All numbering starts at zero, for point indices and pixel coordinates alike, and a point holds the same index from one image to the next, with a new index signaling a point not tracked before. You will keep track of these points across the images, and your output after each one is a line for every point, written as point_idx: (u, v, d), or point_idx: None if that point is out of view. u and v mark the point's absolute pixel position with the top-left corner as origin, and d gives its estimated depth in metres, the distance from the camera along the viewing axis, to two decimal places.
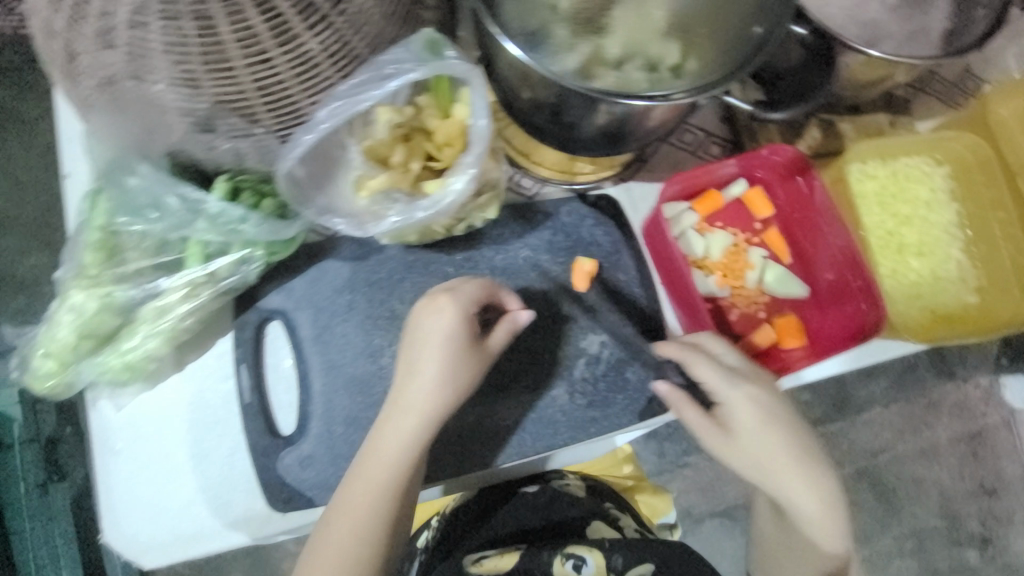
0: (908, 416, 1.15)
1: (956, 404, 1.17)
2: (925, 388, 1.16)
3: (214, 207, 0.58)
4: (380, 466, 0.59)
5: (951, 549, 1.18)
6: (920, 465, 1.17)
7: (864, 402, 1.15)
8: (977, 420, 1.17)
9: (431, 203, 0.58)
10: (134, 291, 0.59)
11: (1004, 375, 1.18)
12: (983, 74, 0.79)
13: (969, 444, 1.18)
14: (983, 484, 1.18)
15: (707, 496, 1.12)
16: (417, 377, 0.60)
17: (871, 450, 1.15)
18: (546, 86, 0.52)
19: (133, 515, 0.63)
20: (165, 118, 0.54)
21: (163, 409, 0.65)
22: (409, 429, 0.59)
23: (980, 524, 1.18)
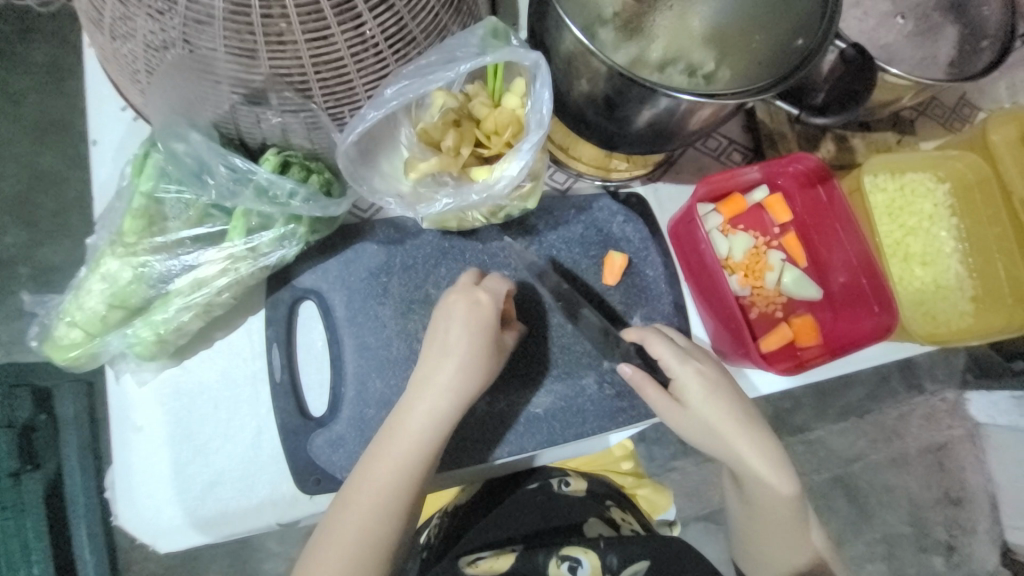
0: (879, 424, 1.19)
1: (923, 416, 1.20)
2: (896, 401, 1.20)
3: (265, 178, 0.57)
4: (395, 460, 0.56)
5: (919, 556, 1.21)
6: (892, 473, 1.20)
7: (841, 410, 1.19)
8: (943, 432, 1.21)
9: (484, 186, 0.59)
10: (172, 262, 0.59)
11: (969, 390, 1.21)
12: (977, 103, 0.86)
13: (936, 454, 1.21)
14: (949, 493, 1.21)
15: (693, 500, 1.14)
16: (448, 365, 0.59)
17: (847, 457, 1.18)
18: (607, 78, 0.54)
19: (155, 494, 0.62)
20: (218, 87, 0.53)
21: (190, 386, 0.63)
22: (428, 421, 0.58)
23: (946, 532, 1.21)
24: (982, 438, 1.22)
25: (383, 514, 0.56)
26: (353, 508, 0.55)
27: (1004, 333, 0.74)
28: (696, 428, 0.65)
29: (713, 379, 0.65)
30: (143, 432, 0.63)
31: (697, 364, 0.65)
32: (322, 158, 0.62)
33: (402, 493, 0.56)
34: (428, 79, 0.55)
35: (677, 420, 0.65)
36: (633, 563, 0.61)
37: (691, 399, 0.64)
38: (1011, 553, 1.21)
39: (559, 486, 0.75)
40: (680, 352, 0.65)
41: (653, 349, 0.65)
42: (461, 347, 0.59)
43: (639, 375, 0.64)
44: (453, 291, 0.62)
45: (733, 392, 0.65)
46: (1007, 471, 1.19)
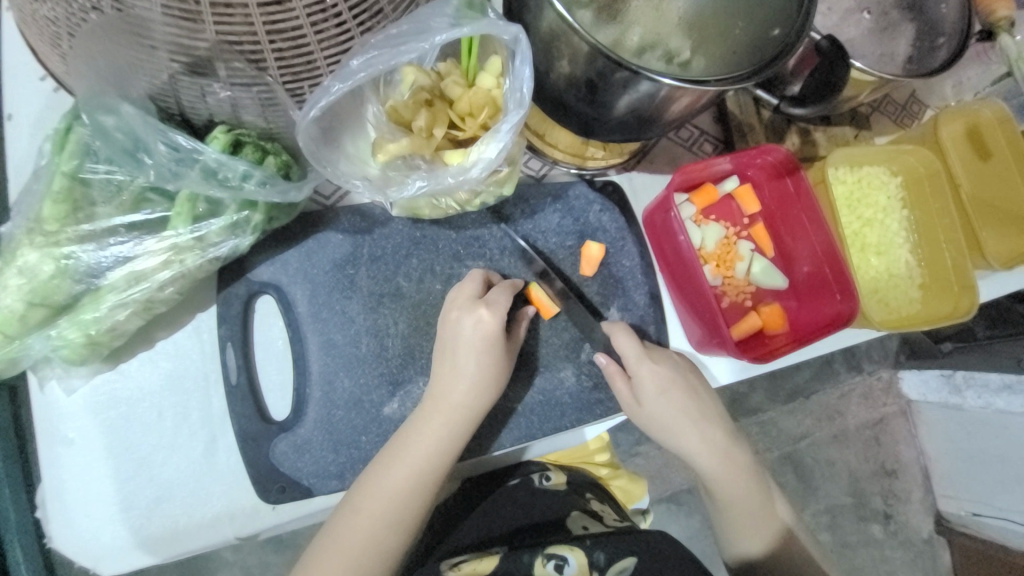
0: (823, 404, 1.23)
1: (862, 394, 1.25)
2: (838, 381, 1.24)
3: (213, 159, 0.51)
4: (384, 499, 0.55)
5: (858, 525, 1.27)
6: (834, 449, 1.25)
7: (791, 390, 1.22)
8: (879, 408, 1.26)
9: (459, 169, 0.55)
10: (102, 253, 0.52)
11: (902, 370, 1.26)
12: (925, 101, 0.91)
13: (873, 430, 1.26)
14: (885, 465, 1.27)
15: (654, 482, 1.15)
16: (464, 376, 0.59)
17: (794, 435, 1.22)
18: (589, 59, 0.52)
19: (94, 511, 0.56)
20: (155, 54, 0.47)
21: (131, 391, 0.57)
22: (421, 461, 0.56)
23: (883, 501, 1.27)
24: (914, 414, 1.27)
25: (370, 551, 0.55)
26: (340, 543, 0.55)
27: (946, 320, 0.79)
28: (657, 424, 0.67)
29: (669, 378, 0.66)
30: (80, 444, 0.56)
31: (654, 364, 0.65)
32: (278, 138, 0.57)
33: (392, 531, 0.56)
34: (399, 51, 0.50)
35: (640, 416, 0.67)
36: (619, 561, 0.62)
37: (646, 398, 0.65)
38: (942, 521, 1.29)
39: (540, 481, 0.74)
40: (646, 351, 0.66)
41: (616, 342, 0.65)
42: (461, 389, 0.58)
43: (612, 368, 0.66)
44: (459, 306, 0.60)
45: (689, 389, 0.67)
46: (938, 444, 1.24)
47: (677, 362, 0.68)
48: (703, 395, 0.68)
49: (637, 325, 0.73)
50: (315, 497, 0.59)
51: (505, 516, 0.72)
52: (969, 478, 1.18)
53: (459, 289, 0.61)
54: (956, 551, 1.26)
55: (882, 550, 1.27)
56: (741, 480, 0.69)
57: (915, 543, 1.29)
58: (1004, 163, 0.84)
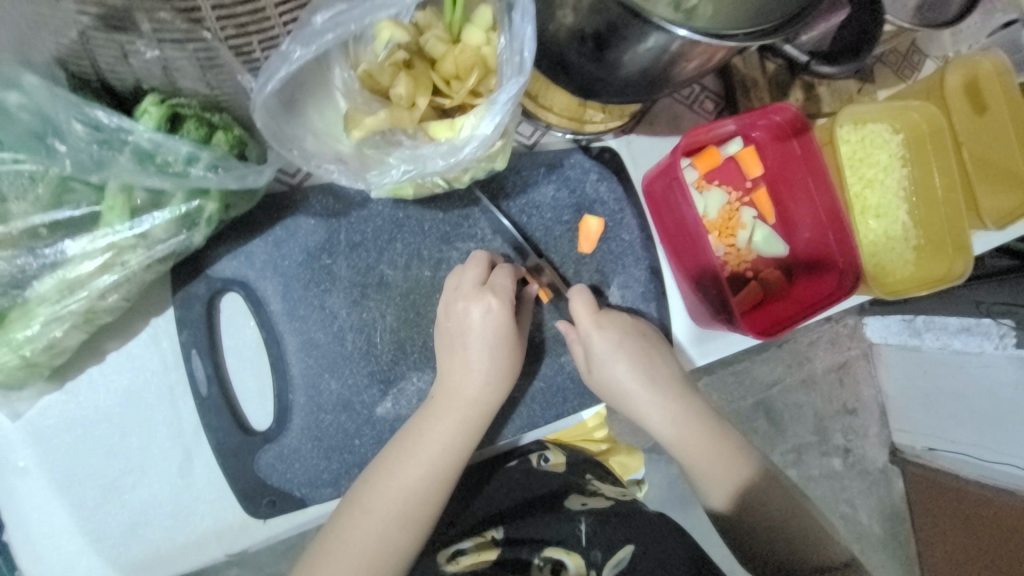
0: (794, 351, 1.23)
1: (830, 340, 1.25)
2: (809, 329, 1.23)
3: (146, 139, 0.43)
4: (396, 499, 0.51)
5: (821, 459, 1.31)
6: (803, 393, 1.26)
7: (768, 341, 1.20)
8: (844, 352, 1.27)
9: (449, 148, 0.47)
10: (22, 260, 0.43)
11: (866, 316, 1.26)
12: (926, 50, 0.86)
13: (838, 373, 1.27)
14: (846, 405, 1.30)
15: (638, 436, 1.14)
16: (472, 370, 0.54)
17: (767, 383, 1.23)
18: (598, 10, 0.45)
19: (60, 543, 0.50)
20: (61, 5, 0.37)
21: (86, 411, 0.50)
22: (435, 458, 0.53)
23: (844, 438, 1.31)
24: (875, 356, 1.29)
25: (381, 555, 0.50)
26: (347, 546, 0.50)
27: (939, 283, 0.78)
28: (607, 389, 0.63)
29: (616, 341, 0.61)
30: (37, 473, 0.50)
31: (600, 326, 0.61)
32: (225, 109, 0.48)
33: (402, 534, 0.51)
34: (376, 6, 0.44)
35: (596, 381, 0.63)
36: (614, 553, 0.63)
37: (596, 361, 0.61)
38: (897, 452, 1.34)
39: (538, 462, 0.73)
40: (596, 314, 0.62)
41: (570, 306, 0.62)
42: (477, 379, 0.54)
43: (570, 335, 0.63)
44: (462, 295, 0.55)
45: (633, 351, 0.62)
46: (895, 383, 1.27)
47: (627, 323, 0.63)
48: (652, 355, 0.63)
49: (638, 303, 0.69)
50: (310, 507, 0.54)
51: (503, 499, 0.70)
52: (925, 413, 1.21)
53: (459, 276, 0.56)
54: (908, 478, 1.33)
55: (841, 481, 1.33)
56: (694, 426, 0.62)
57: (871, 472, 1.34)
58: (1000, 119, 0.82)
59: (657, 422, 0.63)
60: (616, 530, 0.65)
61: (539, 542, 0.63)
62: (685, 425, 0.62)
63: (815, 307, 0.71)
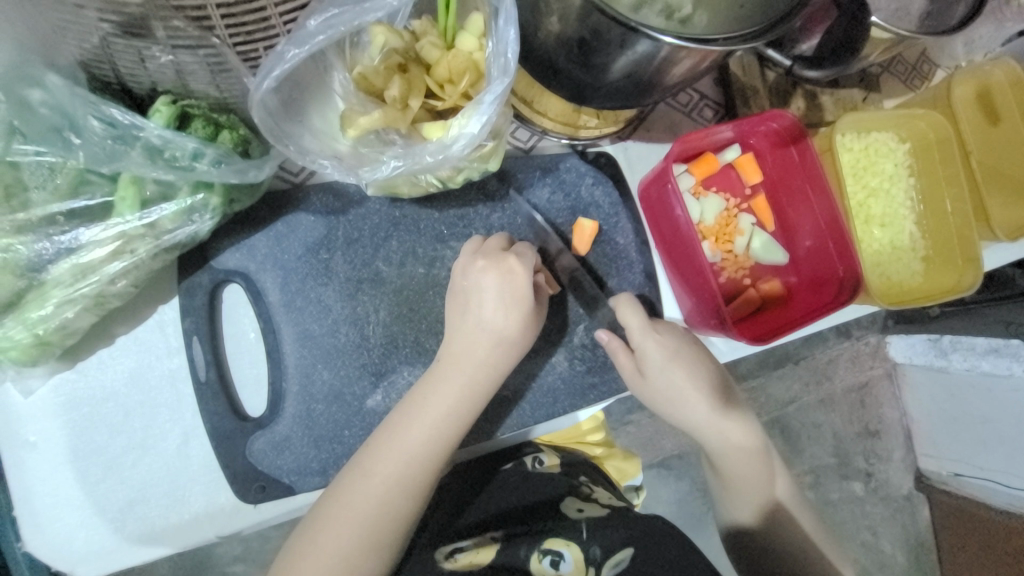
0: (812, 368, 1.20)
1: (850, 358, 1.22)
2: (827, 346, 1.19)
3: (156, 135, 0.46)
4: (400, 459, 0.53)
5: (841, 483, 1.26)
6: (821, 413, 1.23)
7: (783, 357, 1.18)
8: (866, 372, 1.23)
9: (439, 146, 0.49)
10: (40, 245, 0.46)
11: (889, 334, 1.22)
12: (937, 60, 0.85)
13: (859, 393, 1.23)
14: (868, 427, 1.25)
15: (647, 449, 1.12)
16: (484, 333, 0.56)
17: (783, 400, 1.20)
18: (581, 16, 0.46)
19: (65, 517, 0.53)
20: (83, 13, 0.40)
21: (94, 391, 0.53)
22: (438, 423, 0.54)
23: (866, 461, 1.26)
24: (899, 376, 1.24)
25: (381, 517, 0.52)
26: (347, 509, 0.51)
27: (947, 295, 0.76)
28: (660, 395, 0.65)
29: (672, 348, 0.64)
30: (45, 448, 0.53)
31: (658, 335, 0.63)
32: (233, 110, 0.51)
33: (402, 496, 0.53)
34: (365, 7, 0.45)
35: (645, 389, 0.65)
36: (615, 553, 0.64)
37: (651, 368, 0.63)
38: (923, 478, 1.28)
39: (533, 465, 0.73)
40: (650, 322, 0.64)
41: (620, 315, 0.63)
42: (480, 352, 0.56)
43: (614, 344, 0.63)
44: (483, 261, 0.57)
45: (692, 362, 0.65)
46: (921, 405, 1.22)
47: (684, 334, 0.65)
48: (703, 365, 0.65)
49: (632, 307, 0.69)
50: (297, 495, 0.56)
51: (499, 499, 0.71)
52: (952, 438, 1.17)
53: (482, 243, 0.59)
54: (935, 506, 1.27)
55: (863, 507, 1.27)
56: (739, 443, 0.67)
57: (895, 499, 1.29)
58: (1012, 129, 0.80)
59: (706, 430, 0.67)
60: (612, 531, 0.65)
61: (538, 536, 0.64)
62: (735, 447, 0.67)
63: (814, 316, 0.70)
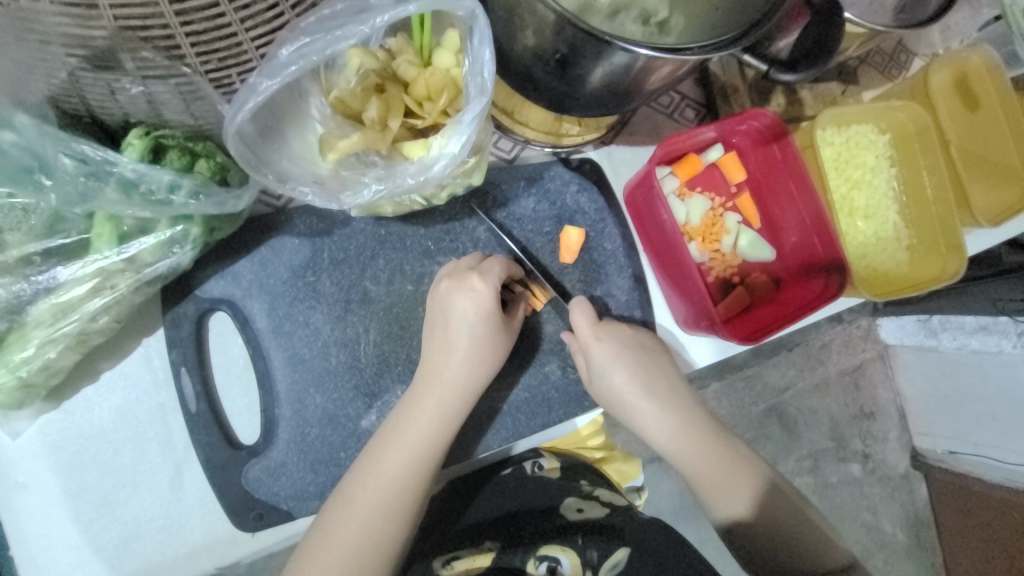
0: (805, 354, 1.21)
1: (842, 343, 1.23)
2: (819, 332, 1.21)
3: (130, 170, 0.45)
4: (381, 485, 0.53)
5: (839, 466, 1.28)
6: (816, 398, 1.24)
7: (776, 345, 1.19)
8: (858, 355, 1.24)
9: (419, 167, 0.49)
10: (19, 285, 0.46)
11: (879, 316, 1.23)
12: (914, 49, 0.85)
13: (852, 376, 1.25)
14: (864, 408, 1.27)
15: (646, 443, 1.13)
16: (451, 357, 0.56)
17: (778, 387, 1.21)
18: (555, 30, 0.46)
19: (61, 556, 0.52)
20: (48, 49, 0.39)
21: (84, 428, 0.52)
22: (419, 446, 0.54)
23: (862, 443, 1.28)
24: (891, 357, 1.26)
25: (371, 543, 0.52)
26: (336, 537, 0.52)
27: (933, 283, 0.76)
28: (612, 397, 0.64)
29: (615, 353, 0.62)
30: (35, 488, 0.52)
31: (599, 339, 0.62)
32: (209, 137, 0.50)
33: (390, 521, 0.53)
34: (338, 35, 0.45)
35: (599, 392, 0.65)
36: (613, 555, 0.64)
37: (597, 374, 0.63)
38: (918, 456, 1.30)
39: (532, 469, 0.73)
40: (595, 326, 0.63)
41: (571, 318, 0.63)
42: (456, 373, 0.56)
43: (574, 346, 0.64)
44: (451, 280, 0.57)
45: (637, 364, 0.63)
46: (912, 386, 1.24)
47: (629, 337, 0.64)
48: (653, 364, 0.64)
49: (623, 311, 0.69)
50: (296, 520, 0.56)
51: (498, 504, 0.71)
52: (944, 416, 1.18)
53: (454, 264, 0.59)
54: (932, 484, 1.29)
55: (861, 488, 1.29)
56: (697, 432, 0.65)
57: (892, 478, 1.31)
58: (989, 115, 0.81)
59: (661, 431, 0.65)
60: (608, 535, 0.65)
61: (534, 543, 0.65)
62: (697, 438, 0.65)
63: (803, 311, 0.71)
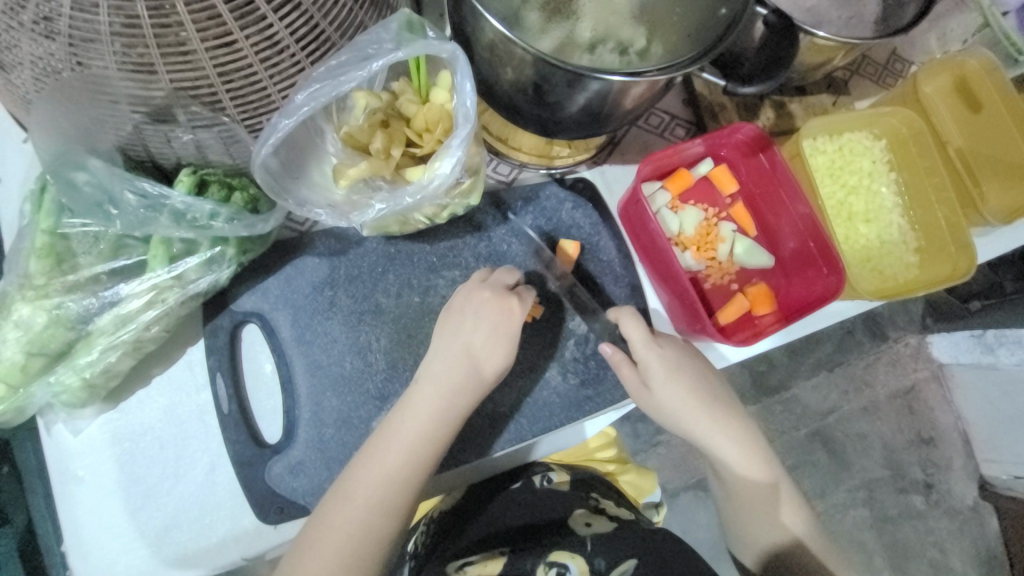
0: (849, 376, 1.18)
1: (889, 362, 1.19)
2: (864, 351, 1.18)
3: (180, 202, 0.54)
4: (380, 477, 0.57)
5: (899, 497, 1.19)
6: (865, 422, 1.18)
7: (812, 367, 1.17)
8: (909, 376, 1.19)
9: (418, 187, 0.56)
10: (89, 300, 0.54)
11: (930, 334, 1.19)
12: (907, 57, 0.87)
13: (905, 399, 1.19)
14: (921, 434, 1.20)
15: (681, 470, 1.12)
16: (455, 359, 0.60)
17: (821, 410, 1.17)
18: (527, 64, 0.52)
19: (110, 543, 0.59)
20: (117, 107, 0.50)
21: (136, 427, 0.60)
22: (420, 441, 0.58)
23: (922, 471, 1.20)
24: (946, 377, 1.20)
25: (367, 531, 0.56)
26: (338, 523, 0.56)
27: (941, 283, 0.75)
28: (664, 407, 0.67)
29: (675, 361, 0.66)
30: (90, 480, 0.59)
31: (660, 349, 0.65)
32: (245, 173, 0.59)
33: (388, 510, 0.57)
34: (342, 80, 0.51)
35: (649, 401, 0.67)
36: (619, 564, 0.64)
37: (655, 381, 0.65)
38: (986, 486, 1.21)
39: (542, 482, 0.75)
40: (653, 337, 0.66)
41: (624, 329, 0.65)
42: (455, 374, 0.60)
43: (617, 356, 0.66)
44: (473, 304, 0.61)
45: (697, 377, 0.67)
46: (974, 408, 1.17)
47: (685, 348, 0.68)
48: (708, 380, 0.68)
49: None
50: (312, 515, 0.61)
51: (509, 515, 0.73)
52: (1013, 439, 1.11)
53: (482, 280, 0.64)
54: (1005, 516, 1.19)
55: (925, 522, 1.20)
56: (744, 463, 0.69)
57: (960, 511, 1.21)
58: (993, 115, 0.80)
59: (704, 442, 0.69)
60: (619, 544, 0.66)
61: (544, 547, 0.66)
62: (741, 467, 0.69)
63: (802, 313, 0.72)
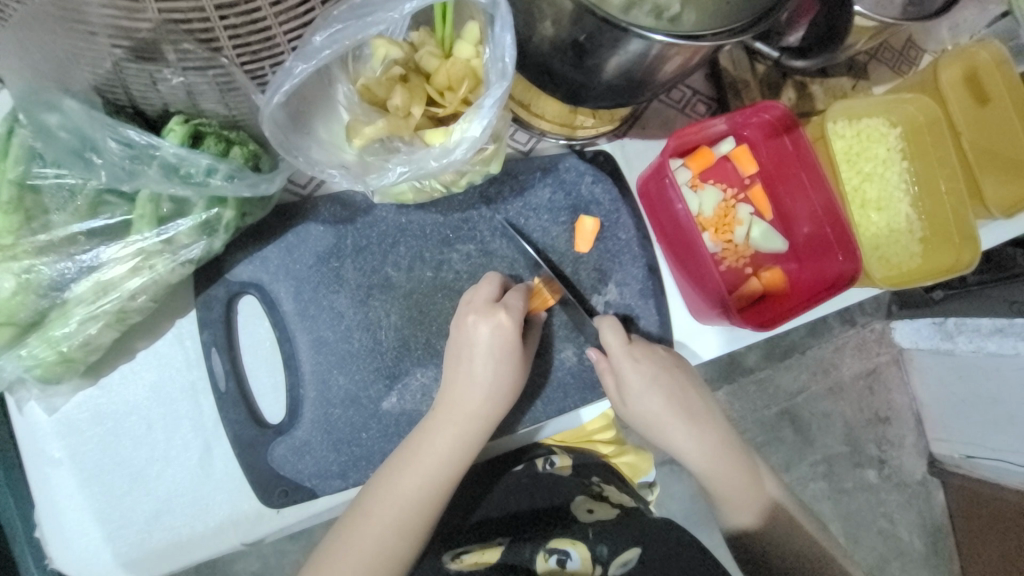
0: (818, 358, 1.21)
1: (856, 346, 1.23)
2: (833, 335, 1.22)
3: (172, 153, 0.48)
4: (408, 468, 0.55)
5: (855, 472, 1.26)
6: (829, 401, 1.23)
7: (789, 347, 1.20)
8: (873, 359, 1.24)
9: (442, 150, 0.51)
10: (64, 264, 0.48)
11: (892, 320, 1.23)
12: (924, 45, 0.86)
13: (867, 380, 1.24)
14: (879, 413, 1.26)
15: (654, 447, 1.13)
16: (472, 348, 0.57)
17: (791, 390, 1.21)
18: (576, 21, 0.48)
19: (87, 529, 0.54)
20: (95, 40, 0.42)
21: (118, 404, 0.55)
22: (446, 430, 0.56)
23: (877, 448, 1.26)
24: (905, 361, 1.25)
25: (400, 524, 0.54)
26: (372, 516, 0.54)
27: (944, 274, 0.76)
28: (643, 416, 0.67)
29: (650, 373, 0.64)
30: (68, 462, 0.54)
31: (641, 357, 0.64)
32: (243, 127, 0.53)
33: (420, 503, 0.55)
34: (367, 22, 0.46)
35: (631, 410, 0.67)
36: (622, 553, 0.63)
37: (633, 392, 0.64)
38: (936, 462, 1.28)
39: (544, 466, 0.73)
40: (630, 346, 0.64)
41: (601, 337, 0.65)
42: (476, 363, 0.57)
43: (603, 363, 0.65)
44: (475, 311, 0.58)
45: (675, 388, 0.66)
46: (929, 390, 1.22)
47: (662, 359, 0.66)
48: (687, 394, 0.67)
49: (637, 299, 0.70)
50: (319, 498, 0.57)
51: (510, 501, 0.71)
52: (961, 419, 1.17)
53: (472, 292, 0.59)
54: (951, 491, 1.27)
55: (878, 495, 1.27)
56: (716, 449, 0.69)
57: (909, 485, 1.28)
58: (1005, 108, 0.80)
59: (683, 445, 0.69)
60: (622, 531, 0.65)
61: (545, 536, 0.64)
62: (720, 457, 0.69)
63: (815, 299, 0.71)
